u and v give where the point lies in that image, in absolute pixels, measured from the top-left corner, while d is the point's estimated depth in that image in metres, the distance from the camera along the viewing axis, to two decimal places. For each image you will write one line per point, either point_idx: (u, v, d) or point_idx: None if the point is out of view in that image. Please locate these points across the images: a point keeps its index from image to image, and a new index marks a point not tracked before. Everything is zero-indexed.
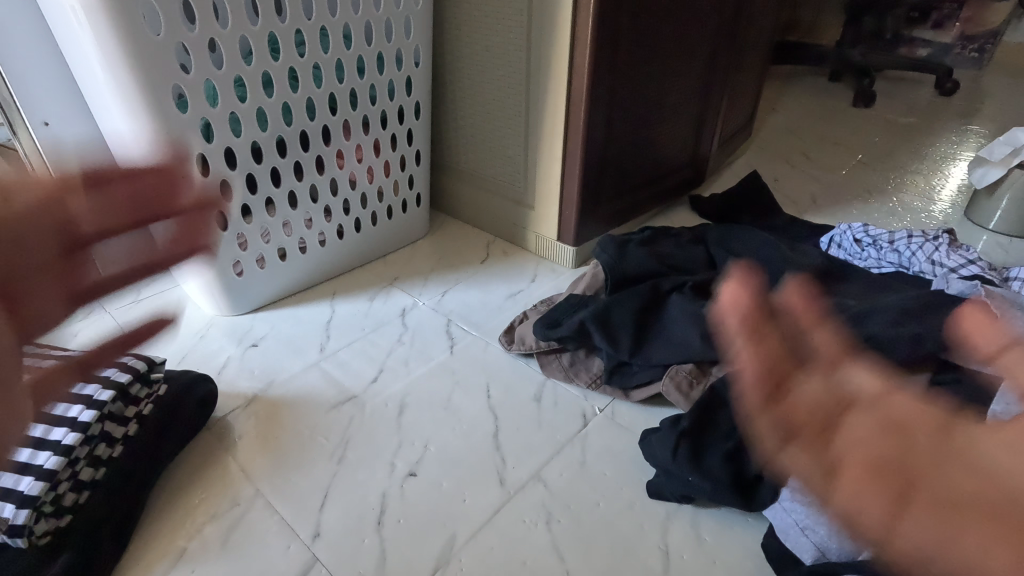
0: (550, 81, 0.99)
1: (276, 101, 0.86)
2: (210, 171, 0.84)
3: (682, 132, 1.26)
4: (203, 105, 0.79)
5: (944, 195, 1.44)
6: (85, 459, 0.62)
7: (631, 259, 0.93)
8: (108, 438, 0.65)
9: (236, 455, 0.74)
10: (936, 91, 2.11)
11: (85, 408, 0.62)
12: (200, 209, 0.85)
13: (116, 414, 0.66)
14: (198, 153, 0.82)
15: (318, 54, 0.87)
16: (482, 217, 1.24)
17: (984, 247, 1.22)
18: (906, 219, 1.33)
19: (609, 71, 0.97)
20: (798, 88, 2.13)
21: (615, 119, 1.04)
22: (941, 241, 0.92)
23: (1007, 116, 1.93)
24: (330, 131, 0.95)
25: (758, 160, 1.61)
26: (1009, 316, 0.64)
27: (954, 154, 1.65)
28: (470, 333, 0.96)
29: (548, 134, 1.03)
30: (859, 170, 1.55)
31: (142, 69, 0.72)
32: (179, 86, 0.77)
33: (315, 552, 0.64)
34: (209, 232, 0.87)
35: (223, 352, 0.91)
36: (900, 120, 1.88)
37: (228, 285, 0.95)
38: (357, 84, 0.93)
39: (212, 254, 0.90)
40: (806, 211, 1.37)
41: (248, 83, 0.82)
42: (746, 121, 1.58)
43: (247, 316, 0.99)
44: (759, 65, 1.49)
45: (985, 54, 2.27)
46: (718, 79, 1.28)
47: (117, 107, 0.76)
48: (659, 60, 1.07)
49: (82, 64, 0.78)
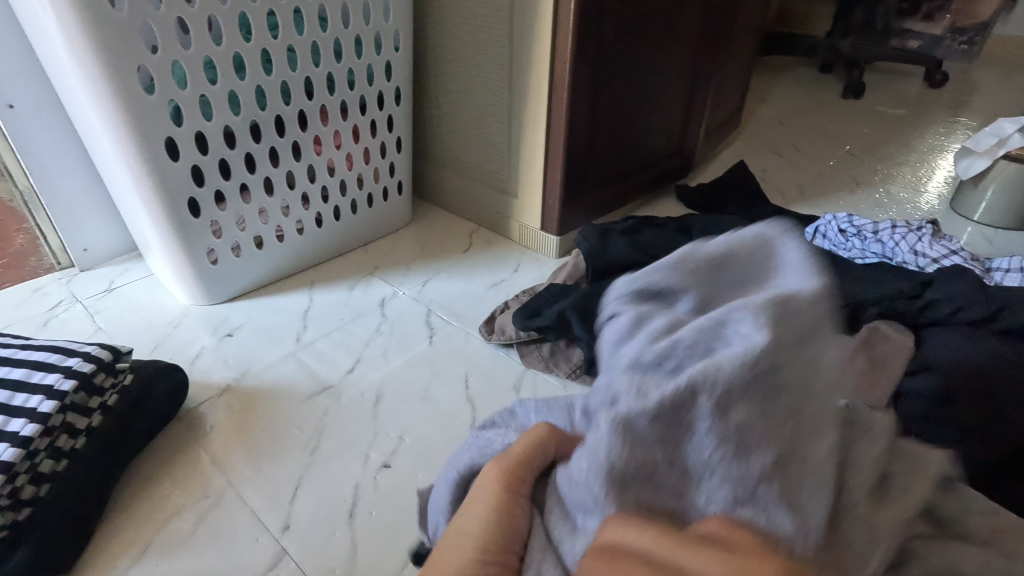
0: (532, 67, 0.97)
1: (249, 84, 0.84)
2: (180, 156, 0.82)
3: (669, 122, 1.24)
4: (172, 87, 0.77)
5: (930, 187, 1.44)
6: (45, 451, 0.60)
7: (613, 248, 0.92)
8: (71, 429, 0.63)
9: (207, 446, 0.73)
10: (925, 83, 2.10)
11: (45, 399, 0.61)
12: (170, 195, 0.83)
13: (79, 404, 0.64)
14: (168, 137, 0.80)
15: (292, 36, 0.84)
16: (466, 206, 1.22)
17: (969, 239, 1.22)
18: (892, 210, 1.33)
19: (593, 56, 0.95)
20: (788, 79, 2.12)
21: (599, 107, 1.02)
22: (925, 231, 0.93)
23: (996, 108, 1.92)
24: (307, 116, 0.92)
25: (746, 150, 1.60)
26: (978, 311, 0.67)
27: (942, 145, 1.65)
28: (450, 323, 0.94)
29: (530, 119, 1.01)
30: (846, 160, 1.55)
31: (106, 48, 0.70)
32: (145, 68, 0.74)
33: (283, 545, 0.63)
34: (181, 220, 0.85)
35: (197, 341, 0.89)
36: (890, 112, 1.87)
37: (203, 273, 0.92)
38: (334, 68, 0.91)
39: (185, 242, 0.88)
40: (792, 201, 1.37)
41: (219, 66, 0.80)
42: (734, 110, 1.56)
43: (223, 304, 0.97)
44: (748, 54, 1.47)
45: (976, 46, 2.26)
46: (705, 67, 1.26)
47: (81, 88, 0.73)
48: (644, 47, 1.05)
49: (45, 43, 0.75)
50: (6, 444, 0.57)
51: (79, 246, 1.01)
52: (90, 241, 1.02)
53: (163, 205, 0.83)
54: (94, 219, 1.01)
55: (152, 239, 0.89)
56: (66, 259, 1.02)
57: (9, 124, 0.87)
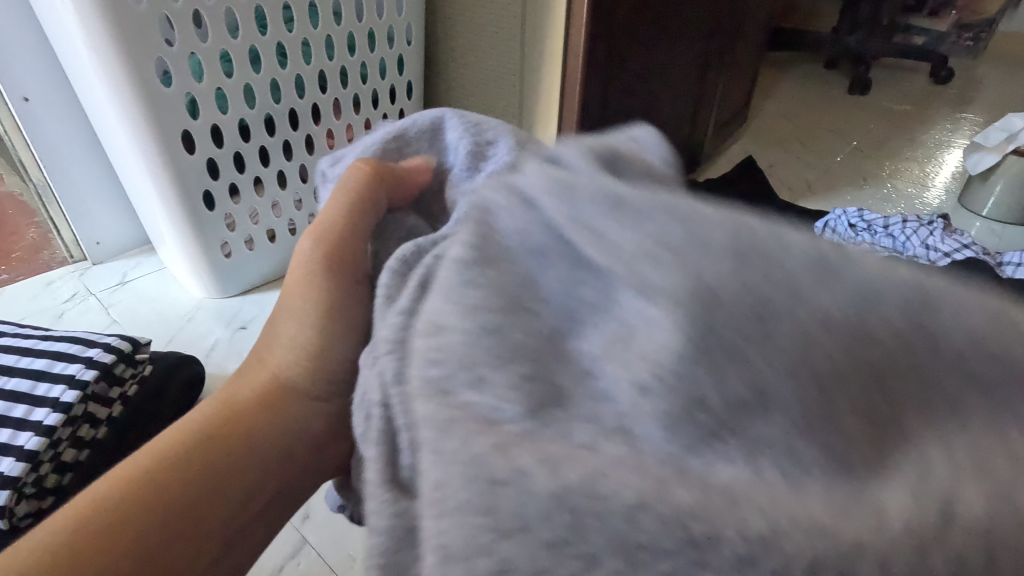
0: (544, 61, 0.97)
1: (264, 77, 0.84)
2: (196, 149, 0.82)
3: (678, 116, 1.24)
4: (189, 80, 0.77)
5: (937, 182, 1.44)
6: (68, 439, 0.61)
7: None
8: (93, 419, 0.63)
9: None
10: (931, 80, 2.10)
11: (67, 389, 0.61)
12: (186, 187, 0.83)
13: (100, 395, 0.64)
14: (184, 130, 0.80)
15: (307, 29, 0.85)
16: None
17: (976, 234, 1.23)
18: (899, 205, 1.33)
19: (605, 51, 0.96)
20: (794, 74, 2.12)
21: (610, 101, 1.03)
22: (936, 226, 0.95)
23: (1001, 105, 1.93)
24: (320, 110, 0.93)
25: (753, 146, 1.60)
26: None
27: (949, 141, 1.65)
28: None
29: (541, 113, 1.02)
30: (854, 156, 1.55)
31: (125, 40, 0.70)
32: (163, 60, 0.74)
33: (303, 534, 0.64)
34: (196, 213, 0.85)
35: (211, 335, 0.90)
36: (897, 108, 1.87)
37: (217, 266, 0.93)
38: (347, 62, 0.91)
39: (200, 235, 0.88)
40: (800, 196, 1.37)
41: (235, 59, 0.80)
42: (742, 105, 1.56)
43: (235, 298, 0.97)
44: (756, 48, 1.47)
45: (981, 42, 2.25)
46: (714, 61, 1.26)
47: (100, 80, 0.73)
48: (655, 40, 1.05)
49: (61, 35, 0.75)
50: (30, 432, 0.58)
51: (91, 240, 1.01)
52: (102, 235, 1.02)
53: (178, 197, 0.83)
54: (106, 212, 1.01)
55: (166, 232, 0.89)
56: (79, 252, 1.03)
57: (23, 117, 0.87)
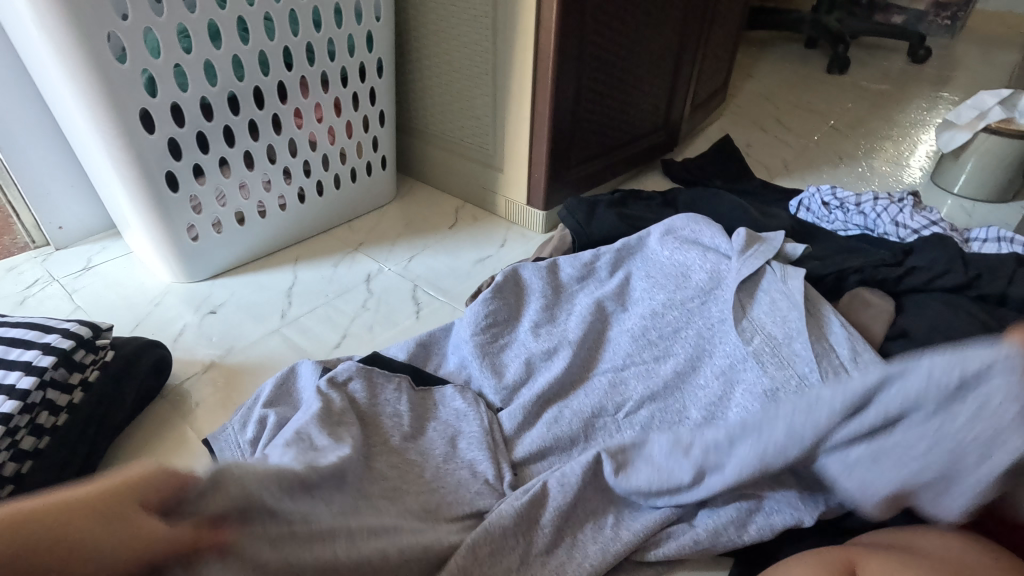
0: (516, 41, 0.95)
1: (225, 53, 0.81)
2: (156, 129, 0.79)
3: (655, 96, 1.23)
4: (144, 56, 0.74)
5: (911, 160, 1.45)
6: (26, 427, 0.59)
7: (599, 222, 0.92)
8: (51, 406, 0.62)
9: (193, 422, 0.73)
10: (909, 59, 2.10)
11: (24, 374, 0.60)
12: (147, 168, 0.81)
13: (59, 380, 0.63)
14: (143, 108, 0.77)
15: (269, 4, 0.82)
16: (450, 181, 1.22)
17: (948, 211, 1.24)
18: (874, 183, 1.34)
19: (576, 29, 0.93)
20: (774, 53, 2.11)
21: (582, 79, 1.00)
22: (906, 203, 0.95)
23: (976, 84, 1.94)
24: (287, 88, 0.90)
25: (732, 125, 1.60)
26: (950, 272, 0.72)
27: (924, 121, 1.66)
28: (437, 299, 0.95)
29: (517, 88, 0.99)
30: (830, 135, 1.56)
31: (74, 14, 0.67)
32: (115, 35, 0.71)
33: None
34: (159, 193, 0.83)
35: (180, 318, 0.88)
36: (873, 87, 1.88)
37: (181, 250, 0.91)
38: (313, 38, 0.89)
39: (163, 218, 0.86)
40: (776, 176, 1.38)
41: (194, 34, 0.77)
42: (721, 84, 1.56)
43: (205, 281, 0.95)
44: (734, 27, 1.47)
45: (959, 22, 2.25)
46: (690, 40, 1.25)
47: (54, 63, 0.71)
48: (630, 19, 1.04)
49: (5, 11, 0.72)
50: None
51: (53, 224, 0.98)
52: (65, 219, 0.99)
53: (138, 179, 0.81)
54: (69, 195, 0.98)
55: (130, 217, 0.87)
56: (41, 237, 0.99)
57: None
